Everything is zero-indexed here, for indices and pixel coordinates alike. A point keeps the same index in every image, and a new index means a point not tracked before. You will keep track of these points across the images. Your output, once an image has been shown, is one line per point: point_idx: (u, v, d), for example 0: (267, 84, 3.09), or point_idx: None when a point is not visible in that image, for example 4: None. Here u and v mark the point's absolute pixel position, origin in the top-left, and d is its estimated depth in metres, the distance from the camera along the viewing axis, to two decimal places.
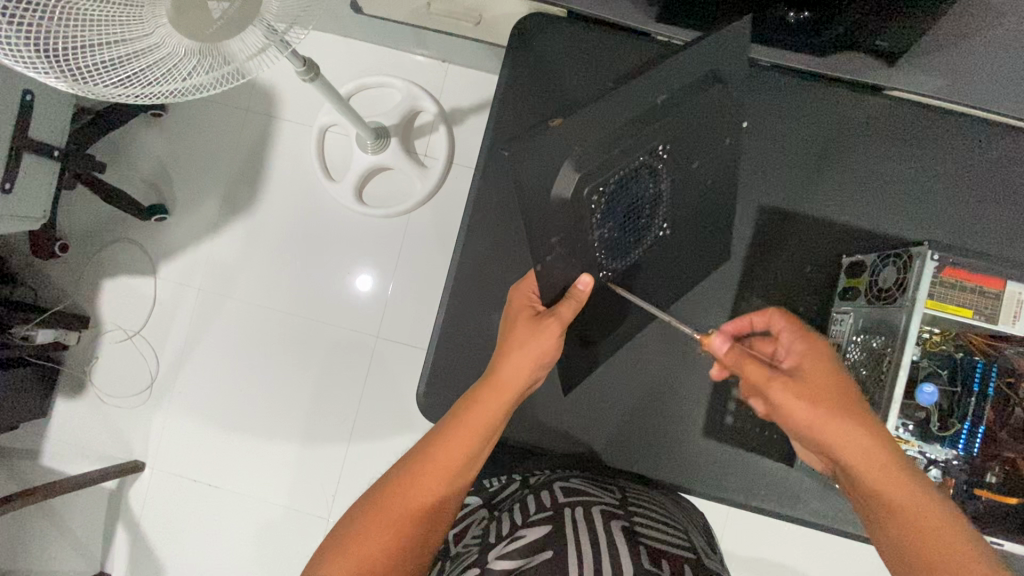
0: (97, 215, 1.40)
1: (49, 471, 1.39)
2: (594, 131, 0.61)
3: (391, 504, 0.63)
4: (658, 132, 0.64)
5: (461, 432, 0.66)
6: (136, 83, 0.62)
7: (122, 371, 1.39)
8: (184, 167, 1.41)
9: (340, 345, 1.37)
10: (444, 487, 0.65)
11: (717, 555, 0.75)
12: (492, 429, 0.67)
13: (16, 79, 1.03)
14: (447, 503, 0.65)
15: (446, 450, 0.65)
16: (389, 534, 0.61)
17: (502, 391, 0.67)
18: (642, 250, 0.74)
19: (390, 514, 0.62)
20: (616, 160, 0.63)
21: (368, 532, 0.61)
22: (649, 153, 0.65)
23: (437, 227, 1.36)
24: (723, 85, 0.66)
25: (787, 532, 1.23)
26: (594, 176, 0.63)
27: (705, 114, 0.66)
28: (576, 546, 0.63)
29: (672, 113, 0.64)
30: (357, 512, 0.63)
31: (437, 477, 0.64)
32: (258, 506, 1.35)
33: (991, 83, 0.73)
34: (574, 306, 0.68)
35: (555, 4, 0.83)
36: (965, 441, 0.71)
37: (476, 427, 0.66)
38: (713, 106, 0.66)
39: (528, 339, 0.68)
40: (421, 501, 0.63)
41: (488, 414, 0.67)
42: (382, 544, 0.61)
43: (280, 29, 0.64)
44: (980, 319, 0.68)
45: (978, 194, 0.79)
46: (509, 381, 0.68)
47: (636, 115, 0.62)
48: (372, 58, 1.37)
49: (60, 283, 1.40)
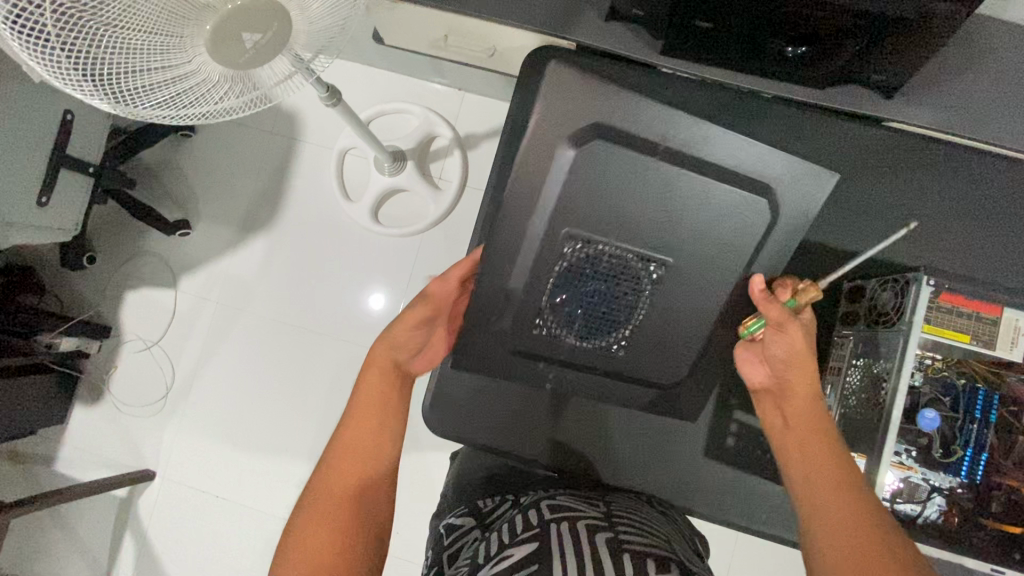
0: (124, 229, 1.46)
1: (61, 477, 1.42)
2: (513, 290, 0.80)
3: (328, 483, 0.69)
4: (553, 236, 0.78)
5: (366, 404, 0.76)
6: (171, 106, 0.67)
7: (140, 380, 1.43)
8: (209, 185, 1.47)
9: (350, 361, 1.39)
10: (371, 442, 0.73)
11: (704, 563, 0.72)
12: (392, 396, 0.77)
13: (59, 100, 1.10)
14: (380, 455, 0.73)
15: (357, 414, 0.75)
16: (332, 518, 0.67)
17: (382, 364, 0.79)
18: (644, 307, 0.81)
19: (331, 487, 0.69)
20: (532, 293, 0.80)
21: (315, 523, 0.66)
22: (562, 257, 0.79)
23: (449, 248, 1.40)
24: (590, 149, 0.75)
25: (792, 562, 1.21)
26: (519, 320, 0.81)
27: (586, 178, 0.76)
28: (561, 562, 0.61)
29: (589, 192, 0.76)
30: (303, 509, 0.68)
31: (359, 450, 0.72)
32: (263, 519, 1.37)
33: (991, 117, 0.76)
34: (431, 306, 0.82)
35: (563, 37, 0.85)
36: (967, 468, 0.72)
37: (374, 393, 0.77)
38: (588, 167, 0.76)
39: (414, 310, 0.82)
40: (352, 478, 0.70)
41: (381, 384, 0.77)
42: (330, 527, 0.66)
43: (305, 58, 0.71)
44: (978, 344, 0.69)
45: (980, 226, 0.81)
46: (390, 353, 0.79)
47: (547, 235, 0.78)
48: (392, 87, 1.44)
49: (86, 293, 1.45)
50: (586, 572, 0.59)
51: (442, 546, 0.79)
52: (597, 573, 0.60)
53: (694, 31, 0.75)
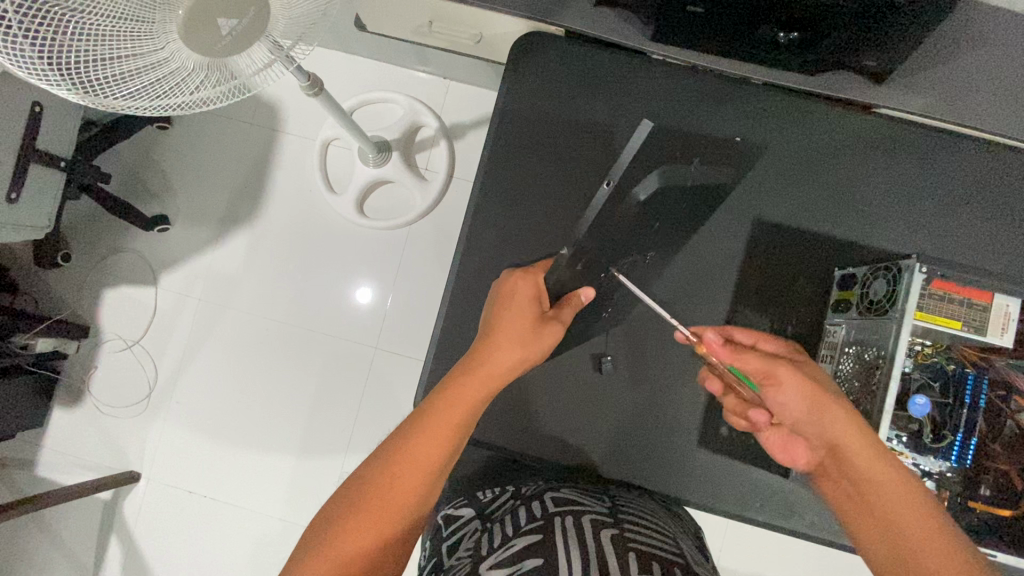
0: (100, 225, 1.41)
1: (44, 481, 1.38)
2: None
3: (366, 506, 0.60)
4: (601, 268, 0.69)
5: (436, 427, 0.63)
6: (144, 97, 0.62)
7: (122, 380, 1.39)
8: (189, 179, 1.43)
9: (338, 357, 1.37)
10: (422, 483, 0.62)
11: (709, 563, 0.73)
12: (466, 424, 0.65)
13: (26, 91, 1.05)
14: (426, 499, 0.63)
15: (419, 449, 0.62)
16: (370, 537, 0.59)
17: (476, 384, 0.65)
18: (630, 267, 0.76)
19: (370, 509, 0.60)
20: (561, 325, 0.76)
21: (347, 533, 0.59)
22: (605, 273, 0.71)
23: (437, 242, 1.38)
24: (667, 190, 0.57)
25: (782, 546, 1.22)
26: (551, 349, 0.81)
27: (641, 221, 0.61)
28: (565, 554, 0.61)
29: (629, 229, 0.61)
30: (332, 512, 0.60)
31: (414, 473, 0.61)
32: (255, 518, 1.35)
33: (980, 103, 0.76)
34: (573, 310, 0.70)
35: (552, 23, 0.83)
36: (957, 454, 0.73)
37: (447, 420, 0.63)
38: (653, 211, 0.61)
39: (528, 339, 0.66)
40: (400, 503, 0.61)
41: (461, 407, 0.64)
42: (360, 544, 0.58)
43: (285, 45, 0.65)
44: (968, 330, 0.69)
45: (967, 212, 0.81)
46: (493, 373, 0.66)
47: (597, 266, 0.68)
48: (374, 75, 1.40)
49: (63, 292, 1.41)
50: (589, 565, 0.59)
51: (441, 537, 0.78)
52: (601, 569, 0.59)
53: (687, 16, 0.72)
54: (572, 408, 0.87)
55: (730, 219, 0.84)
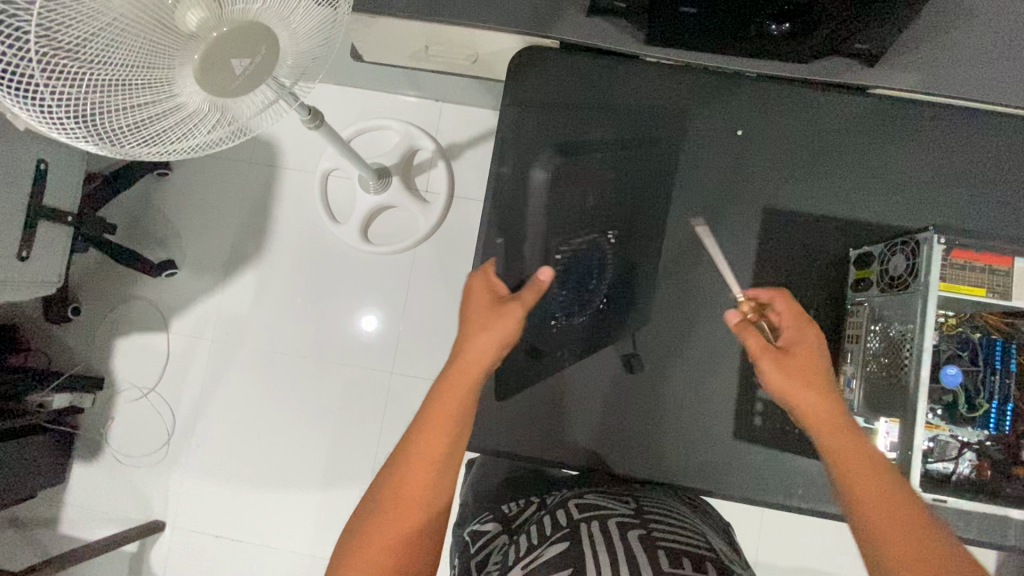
0: (108, 276, 1.42)
1: (67, 539, 1.36)
2: None
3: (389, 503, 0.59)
4: None
5: (437, 420, 0.63)
6: (158, 143, 0.65)
7: (138, 429, 1.38)
8: (193, 222, 1.44)
9: (355, 385, 1.37)
10: (435, 477, 0.61)
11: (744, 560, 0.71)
12: (465, 414, 0.65)
13: (32, 149, 1.07)
14: (443, 496, 0.62)
15: (425, 444, 0.62)
16: (392, 535, 0.58)
17: (466, 375, 0.67)
18: None
19: (391, 506, 0.59)
20: None
21: (372, 531, 0.58)
22: None
23: (444, 262, 1.39)
24: None
25: (823, 535, 1.21)
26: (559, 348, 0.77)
27: None
28: (593, 558, 0.60)
29: None
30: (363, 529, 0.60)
31: (426, 465, 0.61)
32: (281, 556, 1.33)
33: (971, 76, 0.77)
34: (535, 292, 0.75)
35: (546, 37, 0.85)
36: (995, 421, 0.74)
37: (446, 416, 0.64)
38: None
39: (492, 319, 0.71)
40: (421, 499, 0.60)
41: (458, 400, 0.65)
42: (386, 543, 0.57)
43: (287, 85, 0.71)
44: (993, 296, 0.71)
45: (972, 181, 0.83)
46: (478, 363, 0.68)
47: None
48: (369, 104, 1.42)
49: (76, 346, 1.41)
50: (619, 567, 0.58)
51: (469, 554, 0.77)
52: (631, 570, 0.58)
53: (679, 17, 0.74)
54: (601, 412, 0.87)
55: (738, 210, 0.85)
